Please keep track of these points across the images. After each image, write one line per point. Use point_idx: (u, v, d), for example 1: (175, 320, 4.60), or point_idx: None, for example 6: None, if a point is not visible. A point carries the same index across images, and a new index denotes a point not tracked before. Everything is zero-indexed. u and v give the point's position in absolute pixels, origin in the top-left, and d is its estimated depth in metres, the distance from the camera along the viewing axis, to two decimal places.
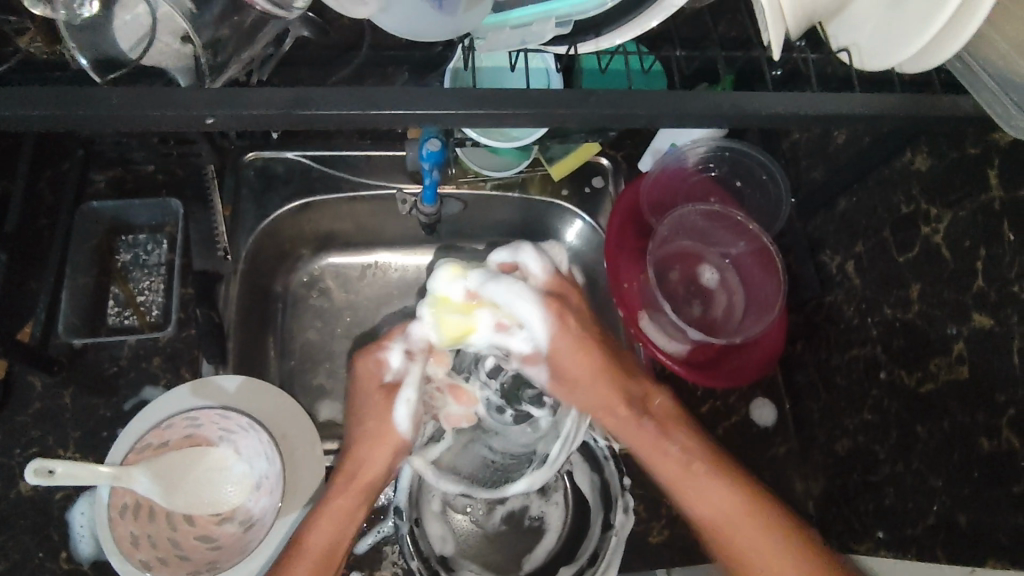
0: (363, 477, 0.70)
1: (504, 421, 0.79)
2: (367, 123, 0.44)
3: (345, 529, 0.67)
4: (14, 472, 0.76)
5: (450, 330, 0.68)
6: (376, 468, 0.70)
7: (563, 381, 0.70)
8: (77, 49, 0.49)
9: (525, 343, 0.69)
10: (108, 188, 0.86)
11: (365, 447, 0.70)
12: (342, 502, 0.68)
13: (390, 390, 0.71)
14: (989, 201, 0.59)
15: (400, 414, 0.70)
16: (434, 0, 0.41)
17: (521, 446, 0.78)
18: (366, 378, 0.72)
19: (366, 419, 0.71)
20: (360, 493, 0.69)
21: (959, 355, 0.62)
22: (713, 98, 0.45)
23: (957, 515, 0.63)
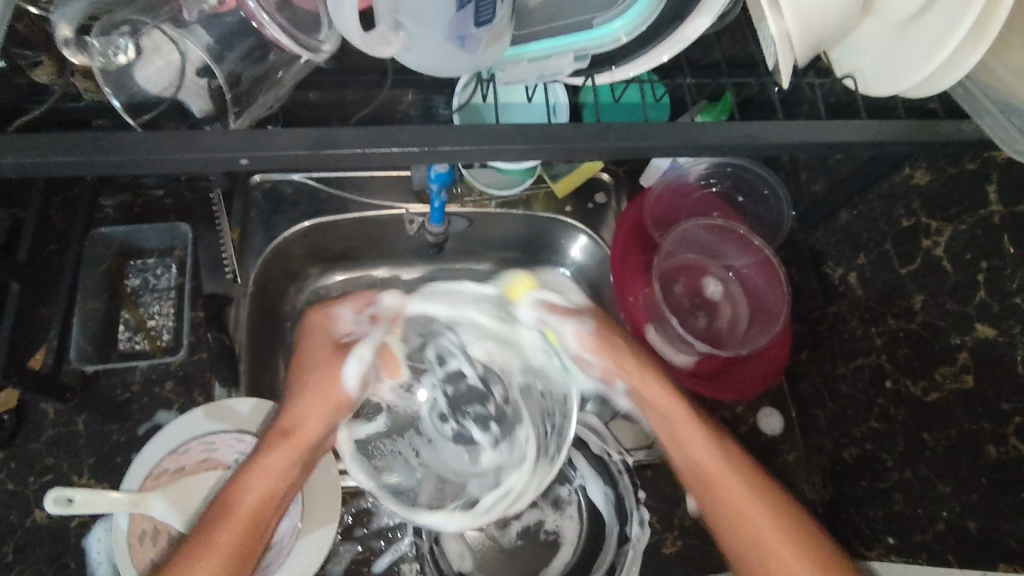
0: (301, 433, 0.67)
1: (444, 432, 0.81)
2: (391, 160, 0.45)
3: (280, 485, 0.64)
4: (28, 501, 0.76)
5: (519, 285, 0.74)
6: (311, 427, 0.67)
7: (601, 341, 0.72)
8: (113, 93, 0.50)
9: (565, 301, 0.74)
10: (118, 213, 0.87)
11: (303, 397, 0.68)
12: (275, 457, 0.65)
13: (343, 348, 0.72)
14: (988, 215, 0.60)
15: (349, 370, 0.71)
16: (457, 39, 0.42)
17: (450, 467, 0.78)
18: (319, 332, 0.73)
19: (307, 366, 0.71)
20: (297, 449, 0.66)
21: (964, 365, 0.64)
22: (727, 129, 0.46)
23: (966, 522, 0.64)
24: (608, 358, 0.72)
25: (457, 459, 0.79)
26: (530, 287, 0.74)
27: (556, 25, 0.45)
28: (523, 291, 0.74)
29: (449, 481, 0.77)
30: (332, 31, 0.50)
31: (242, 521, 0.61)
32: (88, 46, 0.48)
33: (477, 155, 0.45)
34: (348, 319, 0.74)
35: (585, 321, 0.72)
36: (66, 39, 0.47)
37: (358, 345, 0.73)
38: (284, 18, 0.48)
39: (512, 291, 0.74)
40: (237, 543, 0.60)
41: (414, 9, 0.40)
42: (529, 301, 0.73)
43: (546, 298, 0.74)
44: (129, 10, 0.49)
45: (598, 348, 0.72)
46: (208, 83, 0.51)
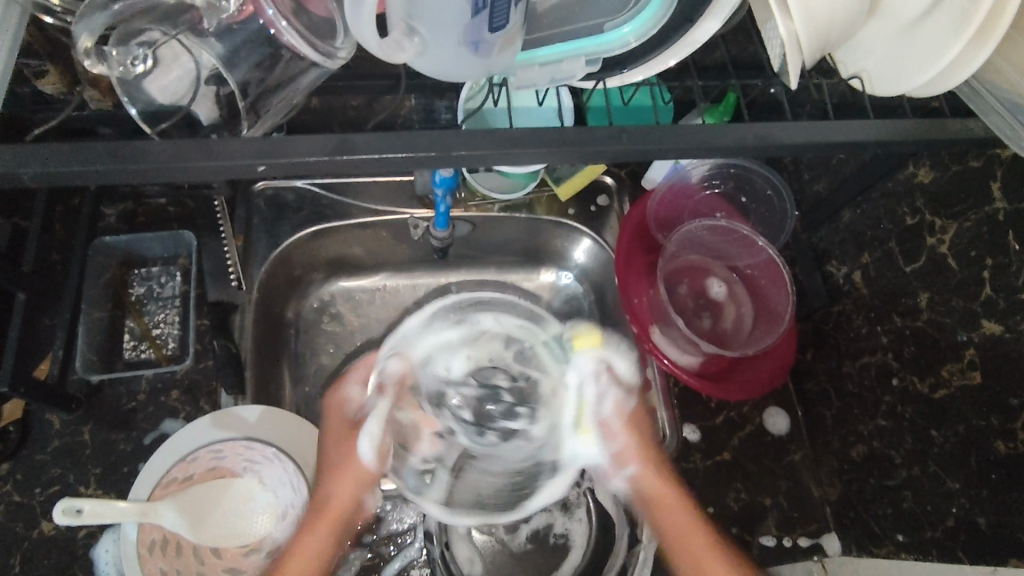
0: (332, 508, 0.67)
1: (497, 440, 0.73)
2: (404, 165, 0.45)
3: (321, 563, 0.65)
4: (34, 512, 0.75)
5: (585, 337, 0.75)
6: (343, 500, 0.67)
7: (633, 420, 0.72)
8: (129, 101, 0.49)
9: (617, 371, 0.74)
10: (120, 221, 0.87)
11: (330, 480, 0.67)
12: (312, 538, 0.66)
13: (354, 426, 0.68)
14: (993, 212, 0.61)
15: (362, 447, 0.66)
16: (472, 45, 0.42)
17: (522, 458, 0.72)
18: (334, 414, 0.70)
19: (330, 449, 0.68)
20: (332, 523, 0.67)
21: (971, 361, 0.64)
22: (738, 130, 0.47)
23: (976, 517, 0.65)
24: (635, 440, 0.71)
25: (528, 452, 0.71)
26: (596, 346, 0.75)
27: (564, 31, 0.46)
28: (589, 345, 0.75)
29: (525, 470, 0.71)
30: (347, 36, 0.50)
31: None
32: (107, 56, 0.49)
33: (492, 157, 0.45)
34: (356, 394, 0.70)
35: (625, 397, 0.73)
36: (86, 49, 0.48)
37: (366, 420, 0.67)
38: (302, 24, 0.49)
39: (578, 343, 0.75)
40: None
41: (432, 18, 0.41)
42: (593, 356, 0.74)
43: (613, 362, 0.75)
44: (145, 20, 0.49)
45: (628, 434, 0.71)
46: (217, 90, 0.50)
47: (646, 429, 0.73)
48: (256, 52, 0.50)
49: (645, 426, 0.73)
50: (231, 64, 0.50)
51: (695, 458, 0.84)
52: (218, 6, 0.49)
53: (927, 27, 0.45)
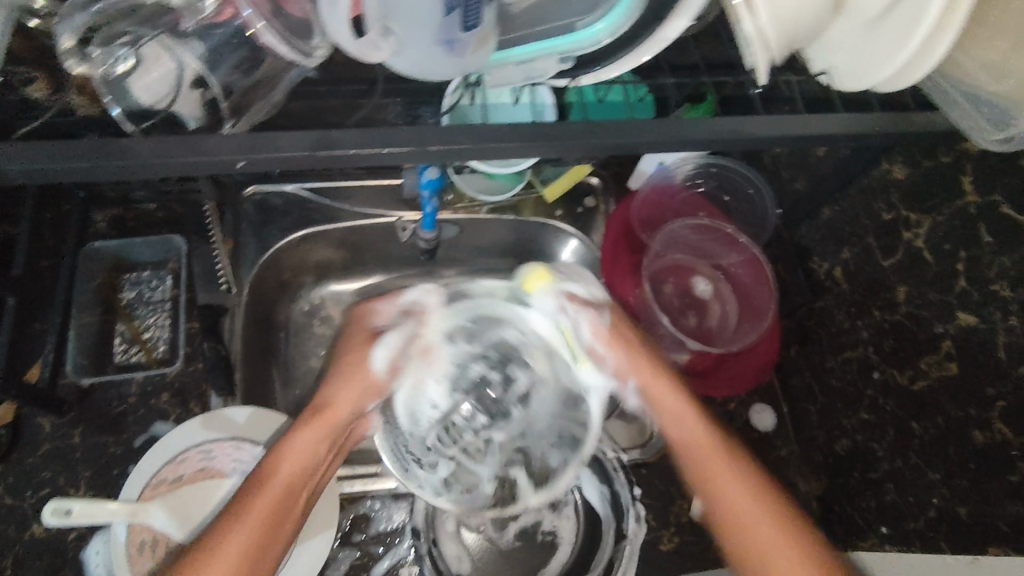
0: (332, 411, 0.65)
1: (524, 399, 0.79)
2: (383, 163, 0.47)
3: (317, 465, 0.63)
4: (25, 515, 0.76)
5: (534, 277, 0.68)
6: (345, 400, 0.66)
7: (615, 335, 0.70)
8: (111, 101, 0.50)
9: (585, 291, 0.69)
10: (109, 227, 0.87)
11: (336, 380, 0.67)
12: (305, 436, 0.63)
13: (375, 334, 0.70)
14: (965, 206, 0.62)
15: (377, 359, 0.68)
16: (446, 44, 0.43)
17: (548, 408, 0.77)
18: (357, 323, 0.72)
19: (343, 355, 0.69)
20: (326, 426, 0.64)
21: (948, 352, 0.66)
22: (707, 125, 0.48)
23: (956, 507, 0.65)
24: (621, 353, 0.69)
25: (549, 395, 0.77)
26: (546, 279, 0.68)
27: (535, 31, 0.48)
28: (538, 285, 0.68)
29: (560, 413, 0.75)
30: (324, 36, 0.51)
31: (277, 494, 0.59)
32: (89, 56, 0.49)
33: (469, 153, 0.47)
34: (385, 311, 0.72)
35: (600, 314, 0.70)
36: (68, 49, 0.48)
37: (388, 333, 0.70)
38: (282, 25, 0.50)
39: (527, 285, 0.68)
40: (270, 518, 0.58)
41: (408, 18, 0.43)
42: (550, 293, 0.68)
43: (569, 288, 0.69)
44: (126, 22, 0.49)
45: (614, 343, 0.70)
46: (202, 93, 0.52)
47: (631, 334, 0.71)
48: (236, 54, 0.51)
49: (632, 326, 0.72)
50: (212, 66, 0.51)
51: None
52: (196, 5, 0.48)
53: (887, 24, 0.47)
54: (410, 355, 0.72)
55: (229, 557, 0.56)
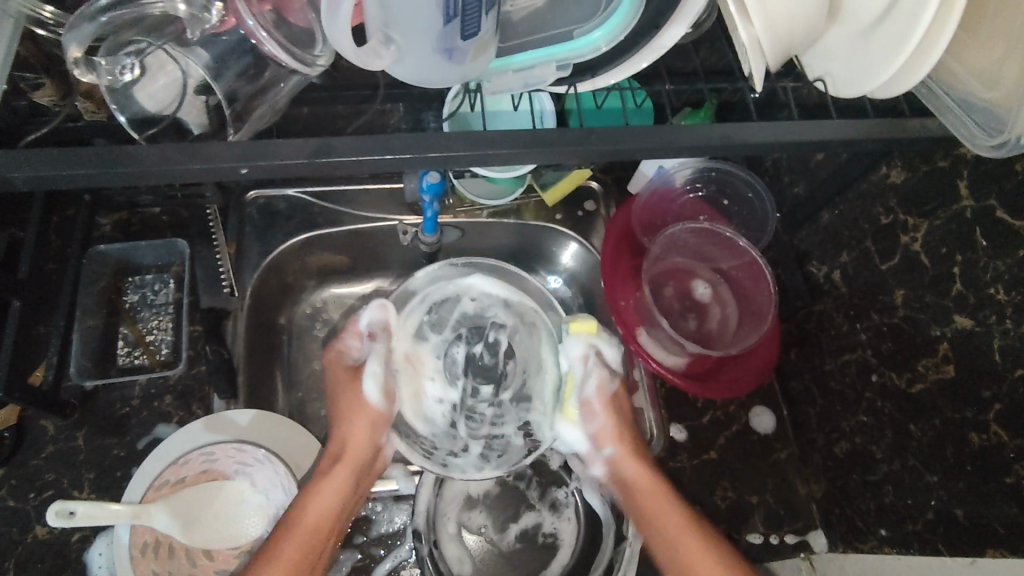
0: (350, 453, 0.70)
1: (506, 355, 0.83)
2: (384, 167, 0.47)
3: (343, 506, 0.68)
4: (29, 516, 0.76)
5: (581, 323, 0.73)
6: (361, 443, 0.71)
7: (614, 402, 0.75)
8: (117, 108, 0.51)
9: (608, 354, 0.75)
10: (115, 231, 0.89)
11: (348, 423, 0.71)
12: (338, 481, 0.68)
13: (356, 369, 0.73)
14: (961, 210, 0.63)
15: (369, 389, 0.71)
16: (446, 52, 0.44)
17: (530, 347, 0.82)
18: (333, 365, 0.74)
19: (339, 398, 0.73)
20: (348, 467, 0.70)
21: (945, 355, 0.66)
22: (704, 131, 0.49)
23: (953, 509, 0.66)
24: (609, 419, 0.74)
25: (525, 336, 0.82)
26: (591, 332, 0.73)
27: (535, 38, 0.48)
28: (584, 331, 0.73)
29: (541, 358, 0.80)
30: (326, 45, 0.52)
31: (314, 534, 0.65)
32: (96, 65, 0.49)
33: (467, 158, 0.47)
34: (354, 344, 0.74)
35: (609, 378, 0.74)
36: (75, 59, 0.48)
37: (368, 362, 0.73)
38: (282, 36, 0.50)
39: (572, 327, 0.73)
40: (300, 561, 0.63)
41: (405, 28, 0.43)
42: (587, 342, 0.74)
43: (602, 347, 0.74)
44: (133, 31, 0.50)
45: (608, 411, 0.75)
46: (205, 99, 0.52)
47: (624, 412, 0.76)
48: (241, 61, 0.52)
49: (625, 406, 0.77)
50: (218, 74, 0.52)
51: (682, 458, 0.86)
52: (201, 18, 0.49)
53: (880, 30, 0.47)
54: (398, 369, 0.77)
55: None
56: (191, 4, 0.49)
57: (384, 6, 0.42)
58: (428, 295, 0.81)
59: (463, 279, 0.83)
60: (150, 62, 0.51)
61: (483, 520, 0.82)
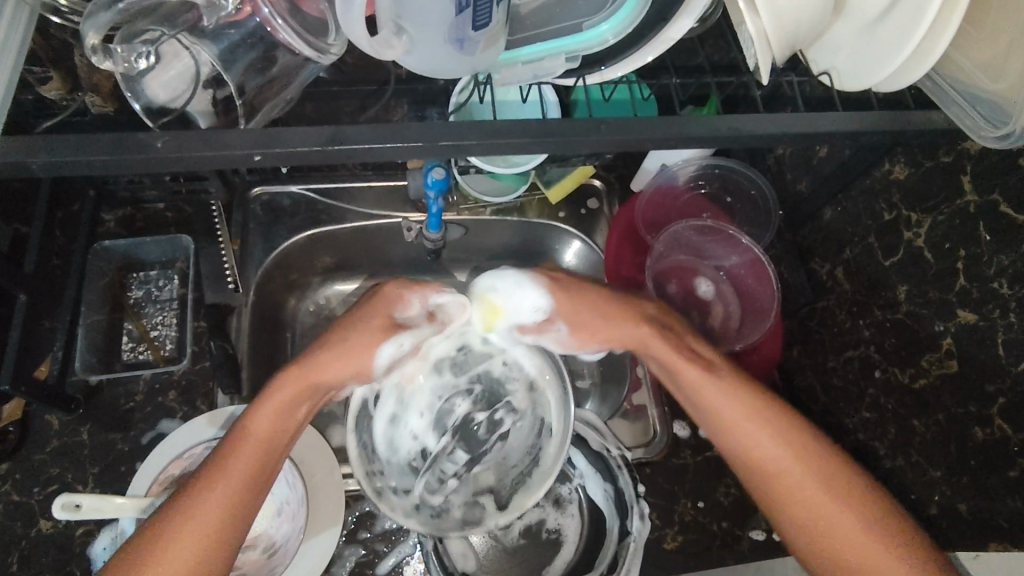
0: (316, 377, 0.61)
1: (502, 435, 0.77)
2: (395, 159, 0.47)
3: (284, 425, 0.61)
4: (33, 511, 0.76)
5: (484, 314, 0.68)
6: (331, 377, 0.62)
7: (580, 330, 0.65)
8: (132, 97, 0.51)
9: (532, 311, 0.66)
10: (119, 226, 0.89)
11: (322, 350, 0.62)
12: (284, 393, 0.61)
13: (392, 327, 0.64)
14: (964, 205, 0.63)
15: (384, 352, 0.63)
16: (457, 42, 0.44)
17: (524, 440, 0.76)
18: (378, 303, 0.64)
19: (348, 323, 0.64)
20: (307, 389, 0.61)
21: (948, 350, 0.66)
22: (712, 123, 0.49)
23: (957, 504, 0.66)
24: (597, 344, 0.65)
25: (527, 428, 0.76)
26: (490, 309, 0.67)
27: (546, 30, 0.49)
28: (492, 321, 0.68)
29: (526, 456, 0.75)
30: (339, 35, 0.53)
31: (256, 449, 0.59)
32: (112, 52, 0.48)
33: (476, 149, 0.47)
34: (414, 304, 0.66)
35: (564, 339, 0.66)
36: (93, 46, 0.47)
37: (403, 330, 0.65)
38: (297, 24, 0.52)
39: (484, 324, 0.69)
40: (233, 499, 0.57)
41: (417, 17, 0.43)
42: (501, 327, 0.68)
43: (521, 320, 0.67)
44: (148, 20, 0.49)
45: (583, 343, 0.66)
46: (214, 92, 0.52)
47: (597, 322, 0.65)
48: (250, 53, 0.52)
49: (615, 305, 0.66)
50: (229, 63, 0.52)
51: (685, 455, 0.86)
52: (218, 3, 0.49)
53: (887, 23, 0.48)
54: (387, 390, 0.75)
55: (199, 528, 0.56)
56: None
57: None
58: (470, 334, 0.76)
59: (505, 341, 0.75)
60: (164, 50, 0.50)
61: None
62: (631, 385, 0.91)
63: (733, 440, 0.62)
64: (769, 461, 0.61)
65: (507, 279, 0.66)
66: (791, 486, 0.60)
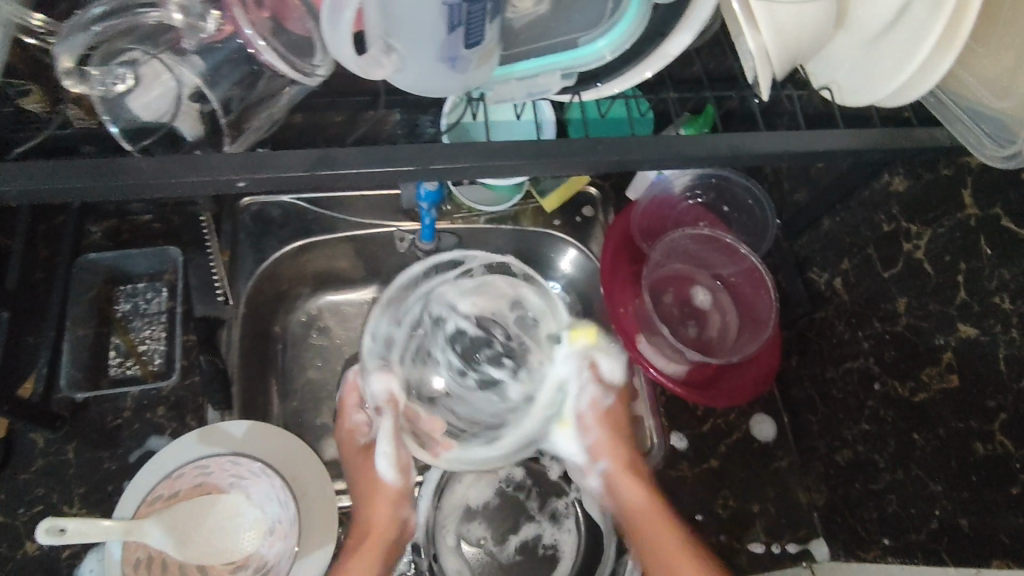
0: (376, 529, 0.73)
1: (469, 386, 0.81)
2: (386, 180, 0.46)
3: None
4: (18, 533, 0.75)
5: (581, 331, 0.77)
6: (387, 518, 0.74)
7: (608, 416, 0.79)
8: (111, 119, 0.49)
9: (610, 373, 0.78)
10: (105, 239, 0.86)
11: (365, 500, 0.75)
12: (358, 561, 0.72)
13: (370, 445, 0.77)
14: (965, 218, 0.62)
15: (381, 467, 0.73)
16: (450, 60, 0.43)
17: (487, 414, 0.78)
18: (344, 413, 0.78)
19: (361, 475, 0.76)
20: (375, 542, 0.73)
21: (949, 364, 0.65)
22: (712, 141, 0.48)
23: (958, 519, 0.65)
24: (604, 432, 0.79)
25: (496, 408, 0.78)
26: (590, 342, 0.77)
27: (541, 45, 0.48)
28: (582, 340, 0.77)
29: (481, 423, 0.77)
30: (326, 56, 0.51)
31: None
32: (88, 75, 0.49)
33: (469, 171, 0.46)
34: (360, 393, 0.77)
35: (603, 395, 0.78)
36: (66, 67, 0.48)
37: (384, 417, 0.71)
38: (280, 44, 0.50)
39: (573, 333, 0.77)
40: None
41: (407, 34, 0.42)
42: (580, 352, 0.77)
43: (597, 360, 0.77)
44: (127, 40, 0.50)
45: (600, 425, 0.79)
46: (200, 106, 0.51)
47: (620, 422, 0.80)
48: (236, 70, 0.51)
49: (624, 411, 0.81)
50: (213, 82, 0.51)
51: (683, 467, 0.85)
52: (198, 26, 0.50)
53: (890, 37, 0.47)
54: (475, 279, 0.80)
55: None
56: (188, 13, 0.49)
57: (385, 13, 0.41)
58: (553, 326, 0.79)
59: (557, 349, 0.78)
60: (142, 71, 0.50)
61: (483, 532, 0.81)
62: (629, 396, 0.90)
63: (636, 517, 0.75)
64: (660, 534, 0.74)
65: (609, 365, 0.77)
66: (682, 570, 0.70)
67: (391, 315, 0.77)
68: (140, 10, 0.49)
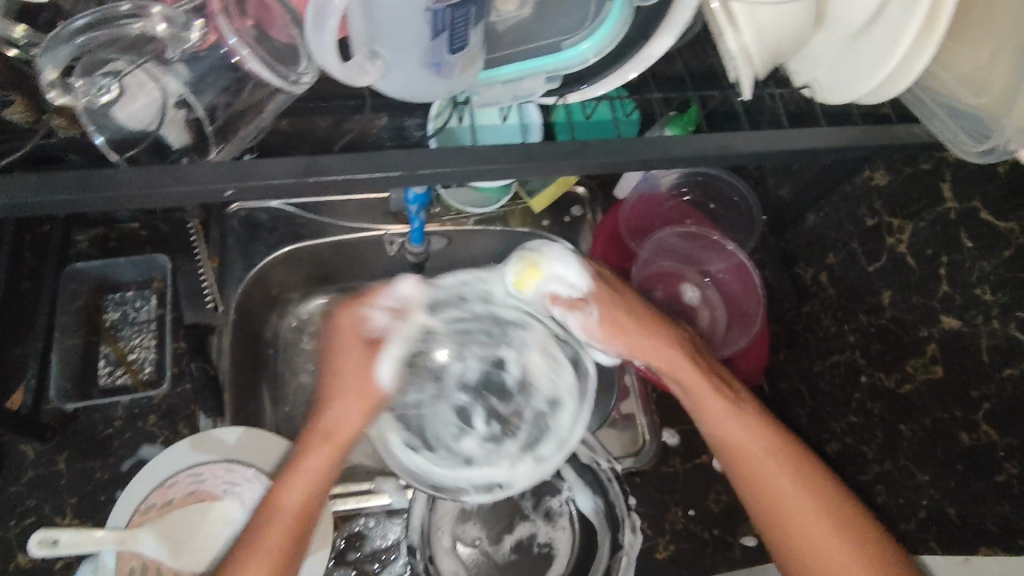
0: (340, 436, 0.64)
1: (455, 397, 0.82)
2: (375, 188, 0.46)
3: (318, 490, 0.63)
4: (10, 544, 0.75)
5: (523, 275, 0.69)
6: (354, 424, 0.64)
7: (609, 327, 0.66)
8: (96, 130, 0.49)
9: (573, 287, 0.67)
10: (93, 247, 0.86)
11: (336, 400, 0.64)
12: (314, 461, 0.63)
13: (366, 344, 0.66)
14: (945, 212, 0.64)
15: (383, 374, 0.67)
16: (435, 67, 0.44)
17: (435, 432, 0.79)
18: (346, 330, 0.66)
19: (333, 378, 0.65)
20: (335, 451, 0.64)
21: (933, 355, 0.67)
22: (695, 143, 0.49)
23: (945, 508, 0.67)
24: (619, 343, 0.67)
25: (440, 427, 0.80)
26: (528, 274, 0.69)
27: (525, 49, 0.49)
28: (526, 282, 0.69)
29: (422, 432, 0.79)
30: (311, 63, 0.52)
31: (291, 521, 0.61)
32: (71, 87, 0.47)
33: (456, 175, 0.47)
34: (405, 288, 0.72)
35: (586, 313, 0.66)
36: (51, 80, 0.46)
37: (388, 343, 0.70)
38: (266, 51, 0.50)
39: (516, 274, 0.69)
40: (281, 549, 0.60)
41: (391, 41, 0.42)
42: (535, 288, 0.69)
43: (553, 289, 0.68)
44: (111, 50, 0.48)
45: (610, 339, 0.67)
46: (186, 113, 0.52)
47: (635, 330, 0.67)
48: (221, 77, 0.52)
49: (632, 310, 0.67)
50: (197, 90, 0.52)
51: (675, 462, 0.85)
52: (182, 37, 0.49)
53: (867, 37, 0.49)
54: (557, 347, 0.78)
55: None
56: (172, 23, 0.48)
57: (368, 20, 0.42)
58: (542, 454, 0.75)
59: (517, 471, 0.74)
60: (129, 83, 0.49)
61: (478, 532, 0.81)
62: (619, 394, 0.89)
63: (764, 485, 0.64)
64: (792, 504, 0.62)
65: (574, 273, 0.67)
66: (817, 552, 0.61)
67: (484, 287, 0.77)
68: (124, 21, 0.47)
